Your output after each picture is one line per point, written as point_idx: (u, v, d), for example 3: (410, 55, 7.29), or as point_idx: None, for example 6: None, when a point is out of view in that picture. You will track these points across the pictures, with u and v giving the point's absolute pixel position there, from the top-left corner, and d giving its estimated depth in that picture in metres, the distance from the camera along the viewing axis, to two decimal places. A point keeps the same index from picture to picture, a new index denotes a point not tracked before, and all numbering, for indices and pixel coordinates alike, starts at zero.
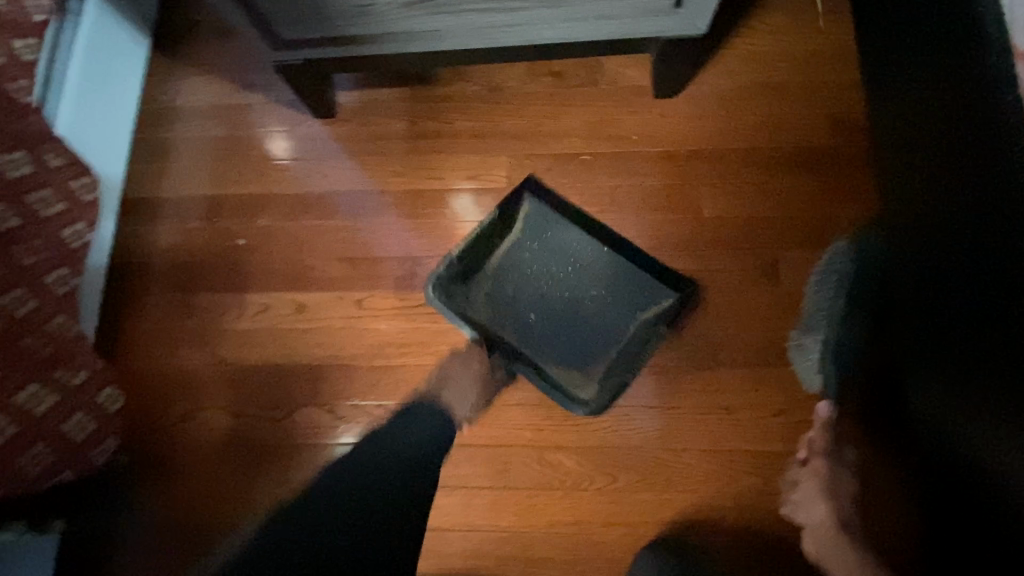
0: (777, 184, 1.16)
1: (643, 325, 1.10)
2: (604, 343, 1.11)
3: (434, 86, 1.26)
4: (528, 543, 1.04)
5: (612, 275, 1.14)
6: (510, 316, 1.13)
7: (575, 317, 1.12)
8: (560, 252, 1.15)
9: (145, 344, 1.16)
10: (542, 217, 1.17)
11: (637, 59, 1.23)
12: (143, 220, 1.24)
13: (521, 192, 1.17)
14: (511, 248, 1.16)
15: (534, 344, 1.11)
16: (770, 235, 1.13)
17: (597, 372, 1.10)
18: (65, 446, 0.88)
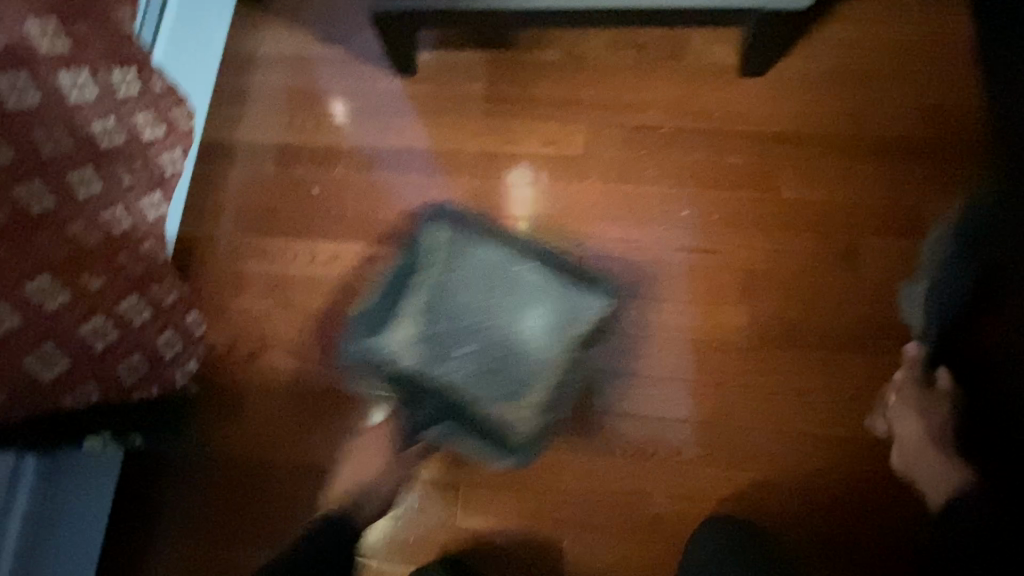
0: (860, 171, 1.15)
1: (586, 347, 1.11)
2: (540, 374, 1.10)
3: (516, 50, 1.26)
4: (587, 507, 1.04)
5: (550, 295, 1.13)
6: (443, 354, 1.11)
7: (496, 354, 1.11)
8: (469, 281, 1.15)
9: (218, 282, 1.17)
10: (455, 245, 1.17)
11: (723, 37, 1.23)
12: (222, 161, 1.26)
13: (418, 240, 1.18)
14: (433, 282, 1.15)
15: (462, 383, 1.10)
16: (852, 220, 1.13)
17: (524, 409, 1.08)
18: (154, 358, 0.89)
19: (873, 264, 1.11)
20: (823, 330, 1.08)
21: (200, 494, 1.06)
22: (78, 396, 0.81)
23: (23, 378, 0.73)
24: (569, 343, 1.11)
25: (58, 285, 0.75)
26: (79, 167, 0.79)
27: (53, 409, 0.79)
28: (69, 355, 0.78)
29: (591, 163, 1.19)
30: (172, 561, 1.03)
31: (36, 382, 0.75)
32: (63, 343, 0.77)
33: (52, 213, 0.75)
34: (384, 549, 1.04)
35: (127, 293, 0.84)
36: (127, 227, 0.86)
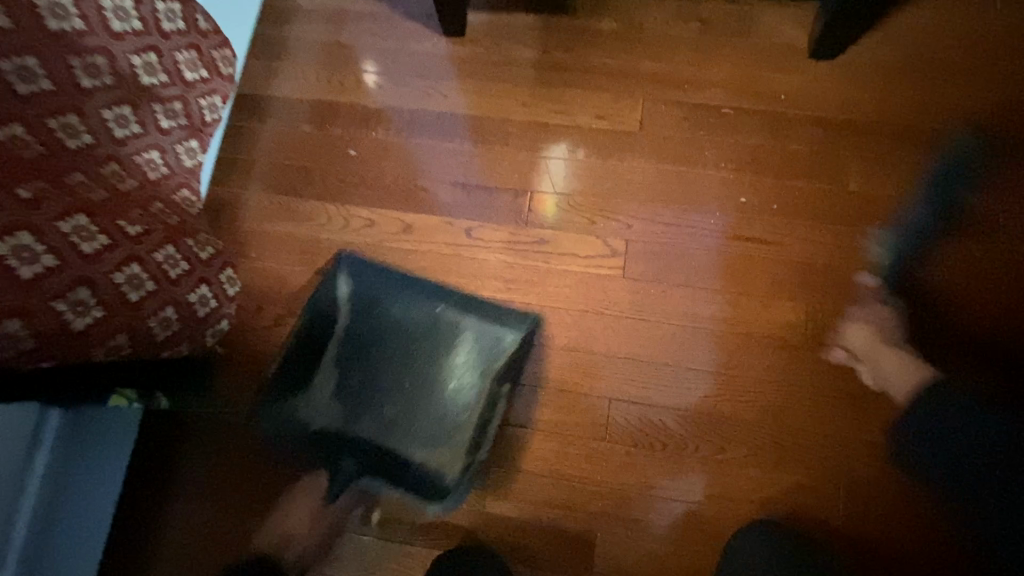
0: (931, 166, 1.08)
1: (489, 384, 1.02)
2: (449, 420, 1.01)
3: (571, 17, 1.19)
4: (620, 501, 0.99)
5: (455, 319, 1.04)
6: (347, 409, 1.03)
7: (410, 396, 1.02)
8: (378, 302, 1.06)
9: (246, 243, 1.12)
10: (372, 280, 1.06)
11: (793, 15, 1.16)
12: (254, 116, 1.19)
13: (336, 273, 1.06)
14: (361, 330, 1.05)
15: (384, 433, 1.01)
16: (920, 217, 1.05)
17: (451, 454, 1.00)
18: (184, 316, 0.76)
19: (941, 263, 1.03)
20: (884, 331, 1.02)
21: (220, 462, 1.02)
22: (109, 351, 0.68)
23: (51, 325, 0.62)
24: (483, 385, 1.02)
25: (93, 224, 0.66)
26: (117, 103, 0.75)
27: (81, 361, 0.67)
28: (100, 303, 0.66)
29: (645, 141, 1.12)
30: (190, 528, 0.99)
31: (66, 333, 0.64)
32: (94, 290, 0.66)
33: (90, 148, 0.71)
34: (409, 529, 1.00)
35: (166, 242, 0.74)
36: (164, 173, 0.81)
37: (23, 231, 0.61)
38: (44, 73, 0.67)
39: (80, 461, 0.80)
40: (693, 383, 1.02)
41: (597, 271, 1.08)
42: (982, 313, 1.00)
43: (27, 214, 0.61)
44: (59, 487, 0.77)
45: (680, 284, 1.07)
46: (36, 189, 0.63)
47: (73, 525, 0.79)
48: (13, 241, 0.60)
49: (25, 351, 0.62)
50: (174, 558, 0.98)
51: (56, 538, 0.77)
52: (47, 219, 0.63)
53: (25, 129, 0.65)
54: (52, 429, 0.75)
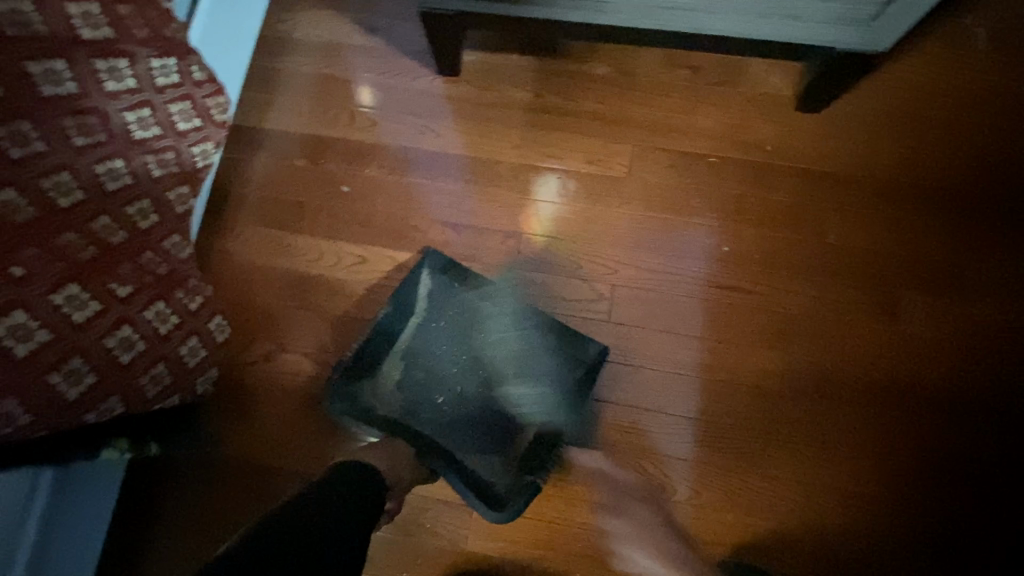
0: (918, 219, 1.11)
1: (547, 403, 1.05)
2: (510, 425, 1.04)
3: (564, 60, 1.21)
4: (600, 542, 1.02)
5: (525, 332, 1.08)
6: (410, 401, 1.06)
7: (472, 395, 1.06)
8: (455, 304, 1.09)
9: (237, 276, 1.14)
10: (451, 282, 1.10)
11: (781, 66, 1.18)
12: (247, 149, 1.20)
13: (421, 266, 1.10)
14: (435, 328, 1.09)
15: (442, 430, 1.04)
16: (907, 268, 1.10)
17: (506, 462, 1.02)
18: (173, 367, 0.80)
19: (926, 316, 1.08)
20: (863, 381, 1.06)
21: (206, 499, 1.02)
22: (102, 414, 0.72)
23: (44, 395, 0.65)
24: (542, 399, 1.05)
25: (85, 291, 0.69)
26: (108, 159, 0.76)
27: (72, 426, 0.70)
28: (93, 370, 0.70)
29: (633, 187, 1.15)
30: (173, 567, 0.99)
31: (59, 402, 0.67)
32: (87, 357, 0.69)
33: (82, 206, 0.72)
34: (393, 565, 1.02)
35: (155, 300, 0.77)
36: (155, 223, 0.81)
37: (17, 311, 0.63)
38: (38, 136, 0.69)
39: (69, 509, 0.81)
40: (672, 429, 1.05)
41: (582, 315, 1.10)
42: (965, 365, 1.06)
43: (18, 292, 0.64)
44: (49, 538, 0.78)
45: (663, 329, 1.09)
46: (29, 265, 0.65)
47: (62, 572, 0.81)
48: (8, 322, 0.63)
49: (21, 425, 0.64)
50: None
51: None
52: (40, 293, 0.65)
53: (16, 193, 0.66)
54: (41, 483, 0.76)
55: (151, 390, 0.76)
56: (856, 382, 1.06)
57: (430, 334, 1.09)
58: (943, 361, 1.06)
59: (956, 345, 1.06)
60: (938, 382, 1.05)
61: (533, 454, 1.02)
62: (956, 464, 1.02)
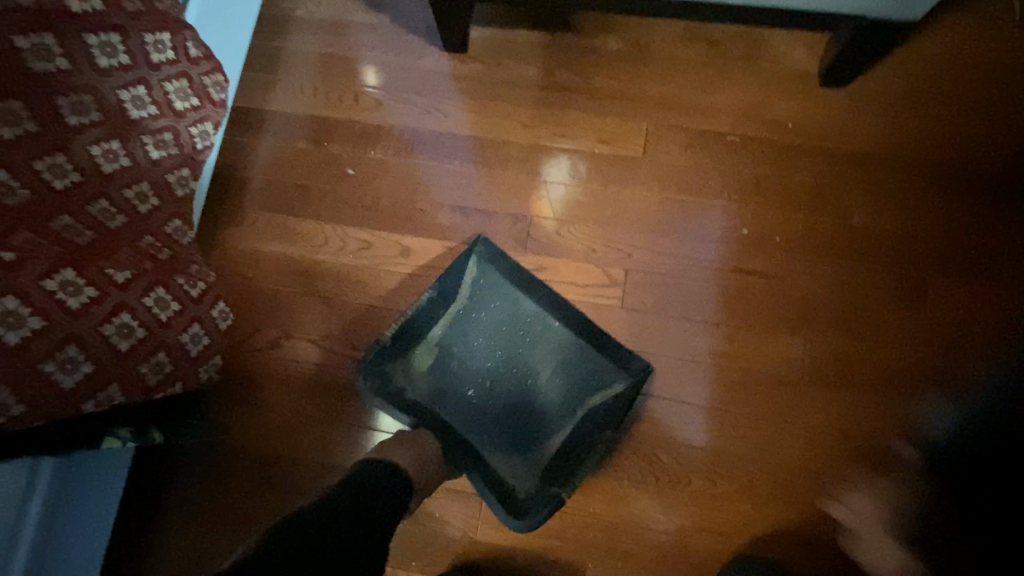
0: (959, 205, 1.06)
1: (582, 414, 1.01)
2: (538, 431, 1.01)
3: (577, 35, 1.16)
4: (613, 533, 0.99)
5: (565, 339, 1.04)
6: (439, 390, 1.03)
7: (502, 392, 1.03)
8: (497, 301, 1.06)
9: (242, 261, 1.11)
10: (494, 278, 1.06)
11: (805, 38, 1.12)
12: (249, 132, 1.17)
13: (471, 252, 1.06)
14: (472, 321, 1.06)
15: (466, 424, 1.01)
16: (943, 254, 1.05)
17: (530, 465, 0.99)
18: (175, 359, 0.76)
19: (960, 307, 1.03)
20: (897, 370, 1.02)
21: (213, 486, 1.02)
22: (102, 403, 0.70)
23: (40, 384, 0.64)
24: (577, 408, 1.01)
25: (80, 277, 0.67)
26: (106, 139, 0.73)
27: (68, 416, 0.68)
28: (89, 358, 0.67)
29: (647, 168, 1.10)
30: (181, 553, 0.99)
31: (55, 391, 0.65)
32: (83, 346, 0.67)
33: (79, 187, 0.70)
34: (402, 554, 1.01)
35: (155, 285, 0.74)
36: (155, 207, 0.78)
37: (8, 297, 0.62)
38: (30, 116, 0.67)
39: (69, 499, 0.80)
40: (688, 417, 1.02)
41: (594, 301, 1.07)
42: (1000, 361, 1.00)
43: (9, 277, 0.62)
44: (51, 528, 0.77)
45: (678, 315, 1.05)
46: (21, 249, 0.64)
47: (64, 561, 0.80)
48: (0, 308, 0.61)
49: (17, 415, 0.63)
50: None
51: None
52: (32, 278, 0.63)
53: (7, 173, 0.65)
54: (41, 473, 0.75)
55: (151, 380, 0.73)
56: (888, 371, 1.02)
57: (465, 327, 1.06)
58: (978, 357, 1.01)
59: (994, 344, 1.01)
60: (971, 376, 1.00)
61: (560, 467, 0.97)
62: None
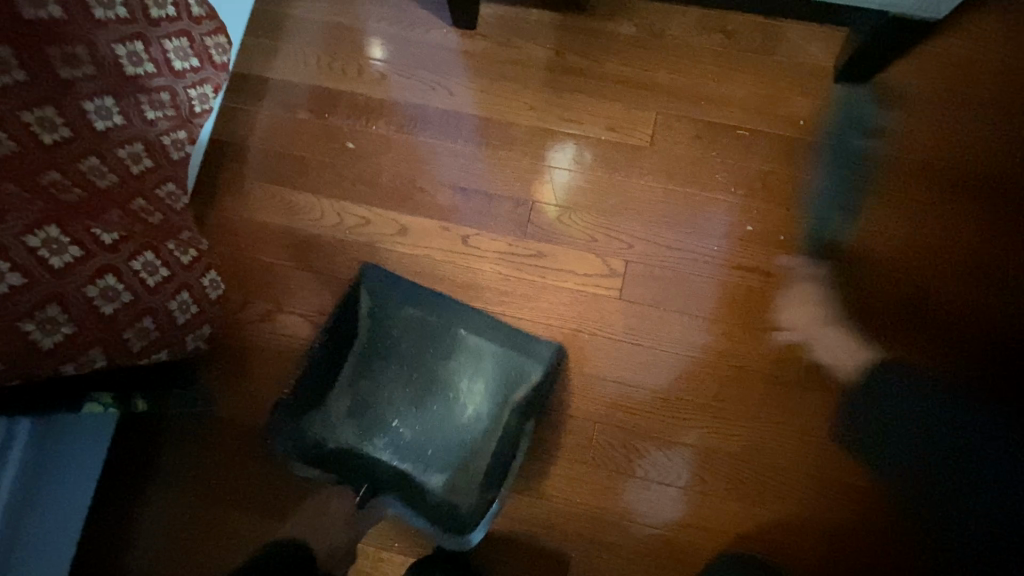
0: (935, 218, 1.04)
1: (507, 416, 1.00)
2: (468, 447, 0.99)
3: (591, 18, 1.13)
4: (599, 524, 0.99)
5: (475, 350, 1.02)
6: (362, 428, 1.00)
7: (425, 417, 1.00)
8: (399, 328, 1.03)
9: (236, 232, 1.09)
10: (388, 304, 1.04)
11: (823, 33, 1.09)
12: (249, 99, 1.14)
13: (356, 285, 1.03)
14: (382, 352, 1.03)
15: (397, 457, 0.99)
16: (909, 280, 1.02)
17: (466, 482, 0.98)
18: (159, 326, 0.73)
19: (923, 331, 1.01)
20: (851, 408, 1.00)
21: (198, 459, 1.00)
22: (82, 366, 0.68)
23: (17, 343, 0.62)
24: (502, 415, 1.00)
25: (65, 235, 0.65)
26: (98, 95, 0.73)
27: (50, 376, 0.66)
28: (71, 320, 0.65)
29: (655, 158, 1.08)
30: (164, 524, 0.98)
31: (34, 349, 0.63)
32: (66, 307, 0.65)
33: (67, 143, 0.69)
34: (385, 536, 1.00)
35: (144, 249, 0.72)
36: (149, 168, 0.77)
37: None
38: (20, 65, 0.66)
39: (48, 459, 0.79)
40: (681, 411, 1.01)
41: (595, 290, 1.05)
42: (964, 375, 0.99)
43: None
44: (29, 489, 0.76)
45: (678, 310, 1.04)
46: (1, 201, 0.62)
47: (43, 520, 0.80)
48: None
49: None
50: (149, 552, 0.97)
51: (22, 539, 0.76)
52: (14, 233, 0.62)
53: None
54: (19, 433, 0.73)
55: (137, 344, 0.71)
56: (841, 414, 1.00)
57: (375, 355, 1.03)
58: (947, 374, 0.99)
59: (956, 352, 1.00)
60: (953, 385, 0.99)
61: (492, 474, 0.97)
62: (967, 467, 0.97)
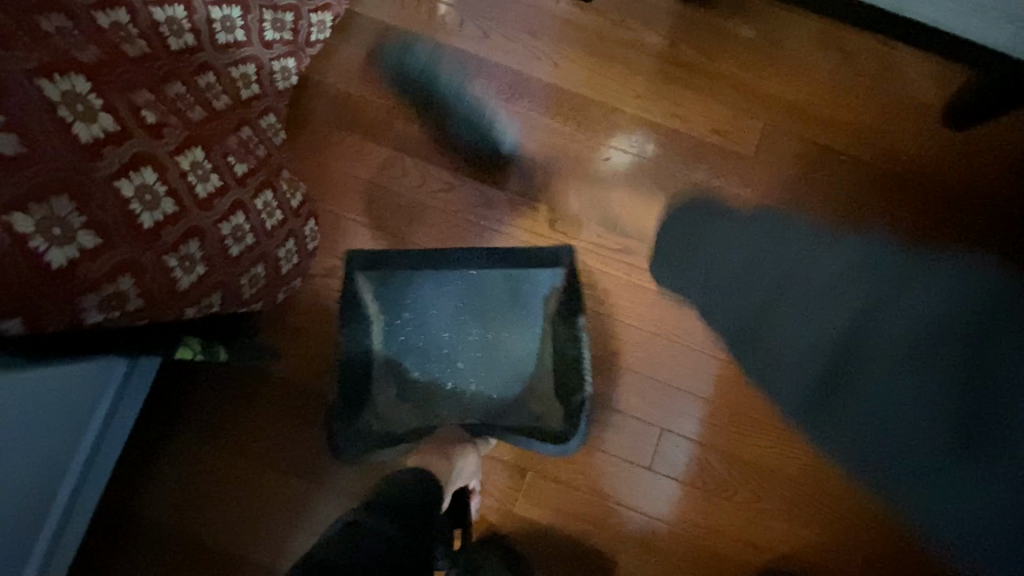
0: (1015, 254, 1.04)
1: (550, 324, 0.99)
2: (527, 369, 0.99)
3: (710, 12, 1.08)
4: (653, 531, 0.99)
5: (495, 283, 0.97)
6: (423, 405, 0.98)
7: (480, 368, 0.99)
8: (421, 306, 0.98)
9: (311, 177, 1.02)
10: (403, 285, 0.95)
11: (935, 70, 1.08)
12: (338, 36, 1.05)
13: (348, 273, 0.92)
14: (417, 328, 0.99)
15: (473, 413, 0.98)
16: (977, 319, 1.03)
17: (541, 401, 0.98)
18: (269, 272, 0.73)
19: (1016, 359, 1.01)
20: (931, 437, 1.00)
21: (234, 412, 0.95)
22: (201, 310, 0.66)
23: (159, 280, 0.61)
24: (545, 328, 0.99)
25: (207, 160, 0.65)
26: (226, 4, 0.71)
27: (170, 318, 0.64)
28: (204, 258, 0.64)
29: (756, 170, 1.05)
30: (188, 476, 0.93)
31: (169, 288, 0.62)
32: (202, 242, 0.64)
33: (191, 51, 0.66)
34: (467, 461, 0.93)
35: (265, 188, 0.72)
36: (256, 94, 0.75)
37: (145, 167, 0.59)
38: None
39: (125, 402, 0.76)
40: (744, 426, 1.01)
41: (675, 294, 1.03)
42: None
43: (150, 143, 0.60)
44: (109, 416, 0.74)
45: (753, 327, 1.03)
46: (158, 114, 0.61)
47: (103, 460, 0.75)
48: (138, 180, 0.58)
49: (129, 310, 0.60)
50: (173, 501, 0.92)
51: (99, 451, 0.75)
52: (168, 152, 0.61)
53: (129, 16, 0.61)
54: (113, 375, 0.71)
55: (249, 291, 0.71)
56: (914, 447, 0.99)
57: (411, 326, 0.99)
58: None
59: None
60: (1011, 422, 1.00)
61: (563, 380, 0.95)
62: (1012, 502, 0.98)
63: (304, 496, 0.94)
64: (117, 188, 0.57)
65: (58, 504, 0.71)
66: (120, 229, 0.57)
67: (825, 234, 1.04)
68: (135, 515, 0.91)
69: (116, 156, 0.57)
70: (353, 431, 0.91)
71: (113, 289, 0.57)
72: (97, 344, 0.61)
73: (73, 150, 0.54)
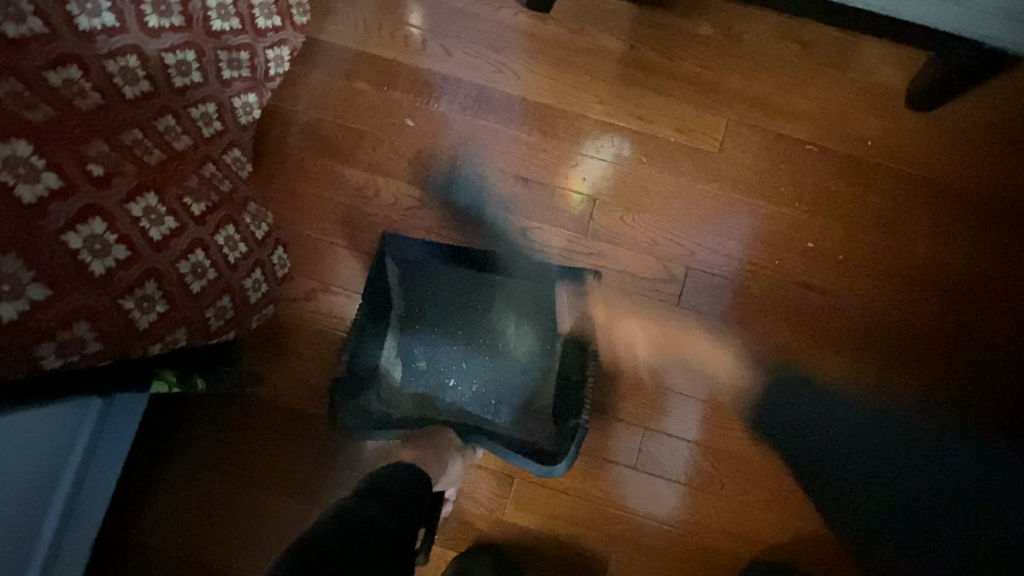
0: (986, 233, 1.04)
1: (561, 343, 1.02)
2: (528, 384, 1.01)
3: (668, 12, 1.10)
4: (641, 529, 1.00)
5: (513, 288, 1.03)
6: (422, 396, 1.01)
7: (480, 369, 1.01)
8: (439, 294, 1.03)
9: (285, 202, 1.05)
10: (424, 271, 1.03)
11: (895, 54, 1.08)
12: (305, 64, 1.08)
13: (381, 252, 1.00)
14: (429, 316, 1.02)
15: (467, 412, 1.00)
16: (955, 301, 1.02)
17: (535, 417, 1.00)
18: (237, 304, 0.77)
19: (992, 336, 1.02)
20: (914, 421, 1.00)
21: (224, 438, 0.97)
22: (167, 345, 0.70)
23: (118, 320, 0.65)
24: (554, 346, 1.02)
25: (160, 204, 0.68)
26: (181, 48, 0.76)
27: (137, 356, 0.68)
28: (164, 297, 0.68)
29: (722, 165, 1.06)
30: (183, 500, 0.96)
31: (130, 328, 0.66)
32: (160, 282, 0.68)
33: (147, 97, 0.72)
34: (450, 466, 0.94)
35: (225, 223, 0.75)
36: (217, 131, 0.81)
37: (94, 218, 0.63)
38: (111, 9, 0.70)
39: (105, 435, 0.80)
40: (726, 419, 1.02)
41: (649, 293, 1.04)
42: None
43: (95, 194, 0.63)
44: (92, 449, 0.78)
45: (729, 321, 1.03)
46: (107, 164, 0.64)
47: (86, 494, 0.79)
48: (86, 231, 0.62)
49: (89, 354, 0.64)
50: (167, 528, 0.95)
51: (82, 483, 0.78)
52: (117, 202, 0.65)
53: (80, 72, 0.66)
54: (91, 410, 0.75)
55: (216, 322, 0.74)
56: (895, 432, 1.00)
57: (423, 318, 1.02)
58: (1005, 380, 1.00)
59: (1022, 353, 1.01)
60: (993, 400, 1.00)
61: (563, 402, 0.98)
62: (1001, 481, 0.98)
63: (296, 518, 0.96)
64: (65, 241, 0.61)
65: (46, 537, 0.74)
66: (70, 277, 0.61)
67: (795, 223, 1.05)
68: (130, 544, 0.94)
69: (65, 209, 0.61)
70: (354, 407, 0.94)
71: (70, 334, 0.62)
72: (64, 387, 0.65)
73: (16, 210, 0.58)
